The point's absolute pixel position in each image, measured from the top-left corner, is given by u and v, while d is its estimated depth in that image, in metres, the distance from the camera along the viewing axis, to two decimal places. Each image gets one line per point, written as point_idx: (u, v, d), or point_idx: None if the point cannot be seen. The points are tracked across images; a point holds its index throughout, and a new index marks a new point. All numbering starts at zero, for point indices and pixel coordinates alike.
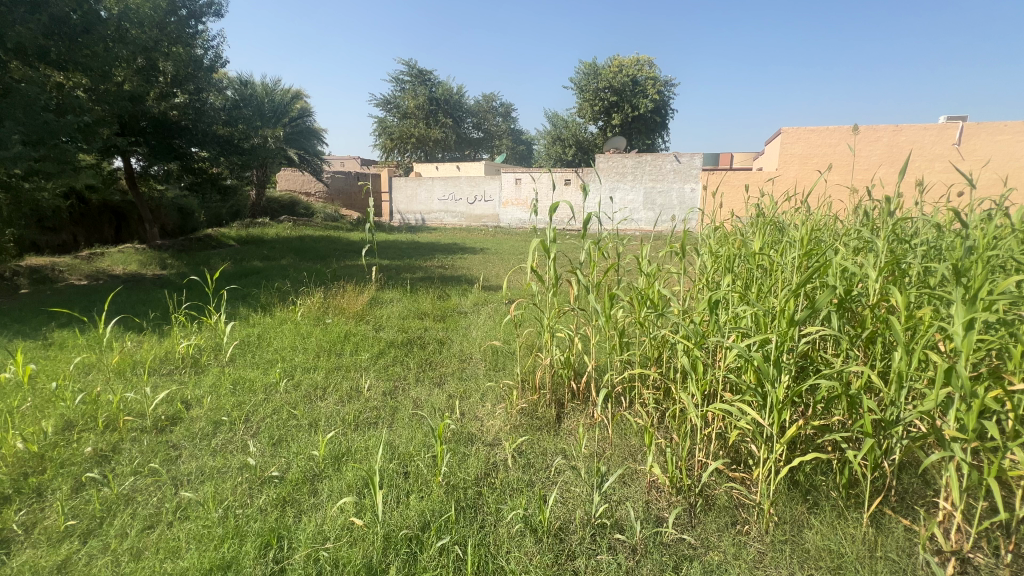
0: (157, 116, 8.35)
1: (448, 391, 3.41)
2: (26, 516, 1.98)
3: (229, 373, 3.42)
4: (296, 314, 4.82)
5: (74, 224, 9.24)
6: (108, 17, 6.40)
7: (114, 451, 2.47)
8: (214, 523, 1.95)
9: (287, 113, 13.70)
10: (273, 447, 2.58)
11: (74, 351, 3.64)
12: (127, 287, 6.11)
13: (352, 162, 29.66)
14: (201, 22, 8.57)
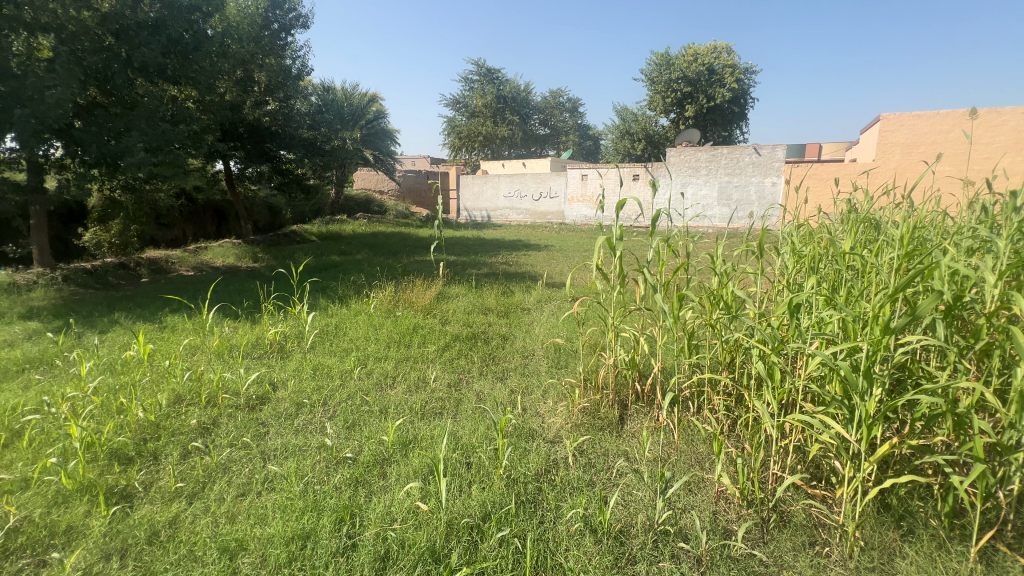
0: (252, 123, 9.16)
1: (510, 385, 3.47)
2: (145, 475, 2.27)
3: (310, 359, 3.69)
4: (370, 306, 5.10)
5: (184, 221, 10.42)
6: (214, 35, 7.12)
7: (213, 424, 2.77)
8: (296, 496, 2.13)
9: (364, 115, 14.47)
10: (347, 430, 2.76)
11: (183, 335, 4.11)
12: (226, 278, 6.78)
13: (422, 161, 30.84)
14: (291, 34, 9.28)
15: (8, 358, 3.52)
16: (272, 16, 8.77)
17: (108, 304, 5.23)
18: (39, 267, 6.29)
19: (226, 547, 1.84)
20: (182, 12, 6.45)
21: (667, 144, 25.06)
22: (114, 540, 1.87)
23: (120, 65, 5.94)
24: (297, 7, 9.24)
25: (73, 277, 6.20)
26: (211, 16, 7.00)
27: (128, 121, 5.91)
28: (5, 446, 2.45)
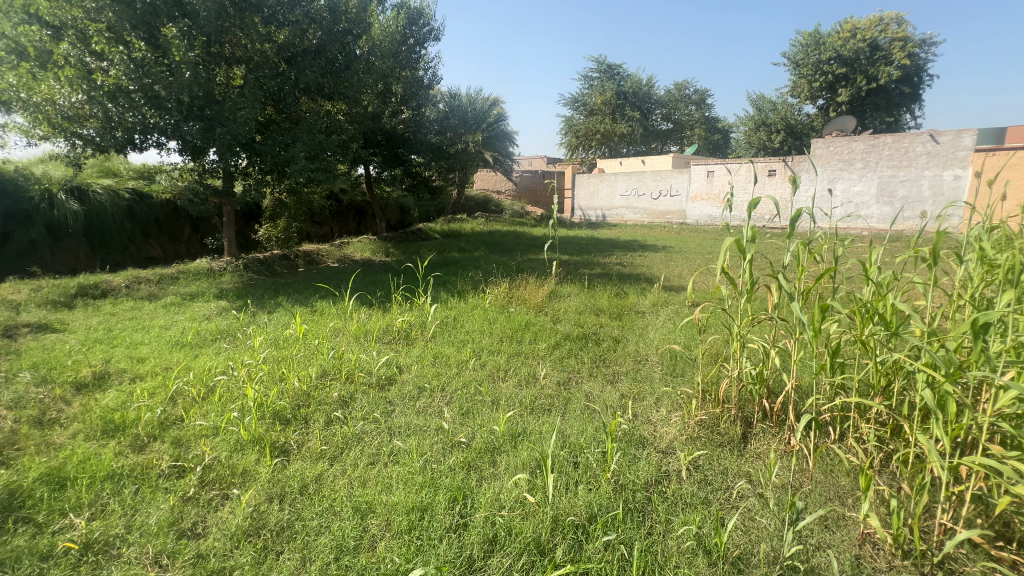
0: (389, 130, 10.16)
1: (621, 389, 3.38)
2: (299, 436, 2.67)
3: (431, 348, 4.00)
4: (486, 301, 5.35)
5: (332, 219, 11.97)
6: (361, 54, 8.08)
7: (351, 398, 3.15)
8: (416, 470, 2.34)
9: (486, 118, 15.12)
10: (462, 417, 2.94)
11: (329, 318, 4.73)
12: (363, 270, 7.63)
13: (539, 161, 31.37)
14: (424, 47, 10.13)
15: (207, 329, 4.38)
16: (409, 32, 9.68)
17: (275, 289, 6.23)
18: (228, 256, 7.69)
19: (358, 507, 2.08)
20: (338, 36, 7.48)
21: (812, 135, 22.18)
22: (275, 486, 2.22)
23: (290, 87, 7.04)
24: (431, 22, 10.07)
25: (251, 266, 7.47)
26: (359, 38, 7.96)
27: (295, 134, 6.96)
28: (203, 399, 3.05)
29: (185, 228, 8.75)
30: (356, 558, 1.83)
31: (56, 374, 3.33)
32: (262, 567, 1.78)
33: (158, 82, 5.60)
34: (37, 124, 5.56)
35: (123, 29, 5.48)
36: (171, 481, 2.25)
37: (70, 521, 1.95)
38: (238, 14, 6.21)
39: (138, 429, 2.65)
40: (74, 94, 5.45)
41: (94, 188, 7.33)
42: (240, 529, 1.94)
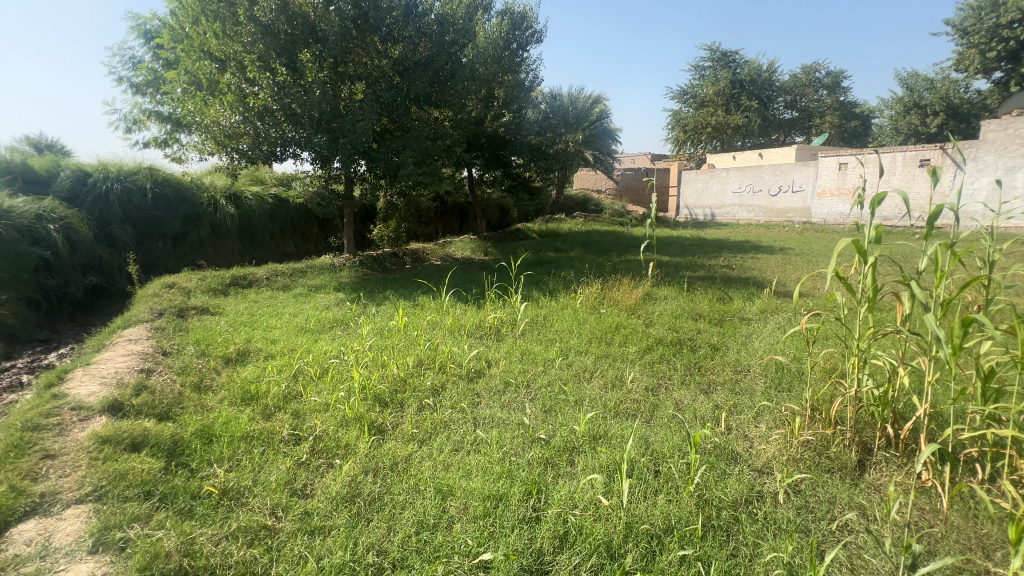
0: (492, 133, 10.37)
1: (716, 400, 3.15)
2: (394, 418, 2.91)
3: (520, 344, 4.09)
4: (576, 301, 5.32)
5: (436, 219, 12.76)
6: (467, 62, 8.50)
7: (442, 387, 3.35)
8: (495, 461, 2.43)
9: (588, 117, 14.82)
10: (544, 413, 2.98)
11: (428, 312, 5.06)
12: (462, 268, 8.01)
13: (642, 159, 30.29)
14: (527, 50, 10.32)
15: (325, 317, 4.95)
16: (512, 36, 9.89)
17: (384, 283, 6.82)
18: (347, 254, 8.58)
19: (440, 489, 2.21)
20: (445, 47, 7.86)
21: (984, 115, 18.48)
22: (371, 461, 2.45)
23: (402, 98, 7.59)
24: (534, 26, 10.30)
25: (365, 262, 8.26)
26: (465, 47, 8.35)
27: (404, 141, 7.52)
28: (318, 378, 3.46)
29: (314, 228, 9.93)
30: (434, 534, 1.95)
31: (212, 349, 4.02)
32: (354, 530, 1.98)
33: (295, 101, 6.46)
34: (208, 142, 6.71)
35: (271, 58, 6.37)
36: (288, 447, 2.59)
37: (212, 470, 2.35)
38: (359, 36, 7.01)
39: (267, 400, 3.10)
40: (233, 116, 6.42)
41: (246, 194, 8.65)
42: (340, 495, 2.18)
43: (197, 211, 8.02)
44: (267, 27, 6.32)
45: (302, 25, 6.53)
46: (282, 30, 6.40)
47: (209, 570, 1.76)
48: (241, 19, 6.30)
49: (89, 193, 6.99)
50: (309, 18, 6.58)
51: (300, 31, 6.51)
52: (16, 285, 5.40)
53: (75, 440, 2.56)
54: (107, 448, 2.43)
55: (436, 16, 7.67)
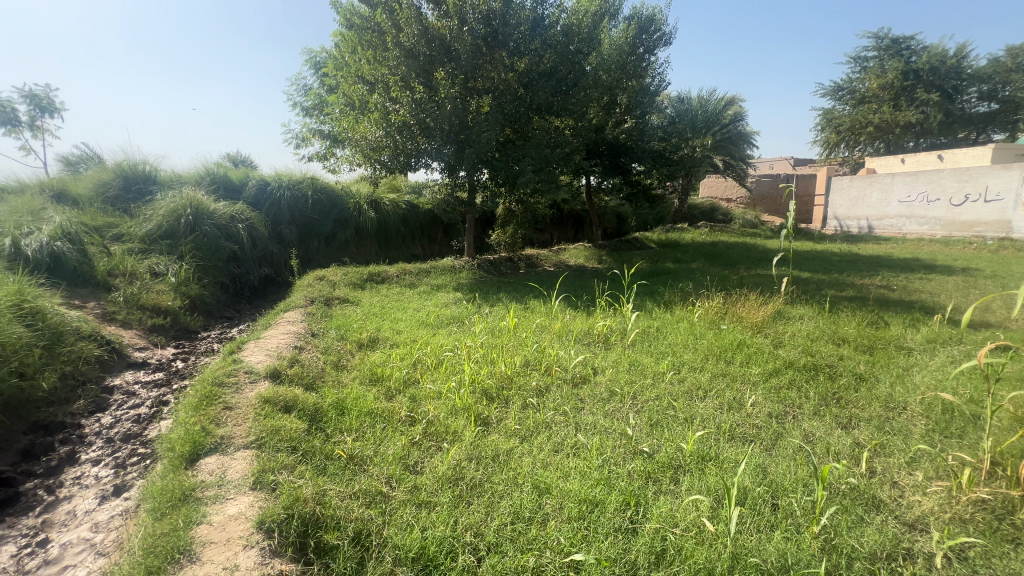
0: (612, 140, 10.25)
1: (856, 437, 2.73)
2: (499, 413, 3.04)
3: (628, 354, 3.98)
4: (693, 315, 4.99)
5: (552, 226, 12.99)
6: (590, 70, 8.54)
7: (546, 389, 3.39)
8: (594, 467, 2.40)
9: (719, 120, 13.82)
10: (650, 427, 2.86)
11: (538, 315, 5.17)
12: (575, 275, 8.02)
13: (783, 164, 27.31)
14: (653, 54, 10.07)
15: (444, 314, 5.33)
16: (639, 41, 9.72)
17: (499, 286, 7.12)
18: (467, 257, 9.14)
19: (537, 485, 2.25)
20: (569, 57, 8.01)
21: None
22: (475, 450, 2.59)
23: (524, 108, 7.98)
24: (662, 28, 10.01)
25: (482, 265, 8.71)
26: (589, 55, 8.41)
27: (524, 150, 7.78)
28: (434, 368, 3.75)
29: (439, 232, 10.75)
30: (528, 527, 2.00)
31: (349, 334, 4.59)
32: (455, 510, 2.11)
33: (429, 115, 7.08)
34: (357, 155, 7.69)
35: (411, 78, 7.09)
36: (404, 426, 2.85)
37: (342, 437, 2.69)
38: (488, 52, 7.43)
39: (390, 383, 3.45)
40: (377, 131, 7.23)
41: (385, 200, 9.70)
42: (445, 476, 2.34)
43: (345, 215, 9.22)
44: (409, 51, 7.03)
45: (439, 46, 7.14)
46: (422, 52, 7.08)
47: (335, 520, 2.02)
48: (388, 46, 7.10)
49: (267, 199, 8.49)
50: (446, 39, 7.15)
51: (437, 52, 7.14)
52: (214, 271, 6.77)
53: (246, 398, 3.13)
54: (267, 407, 2.92)
55: (562, 27, 7.90)
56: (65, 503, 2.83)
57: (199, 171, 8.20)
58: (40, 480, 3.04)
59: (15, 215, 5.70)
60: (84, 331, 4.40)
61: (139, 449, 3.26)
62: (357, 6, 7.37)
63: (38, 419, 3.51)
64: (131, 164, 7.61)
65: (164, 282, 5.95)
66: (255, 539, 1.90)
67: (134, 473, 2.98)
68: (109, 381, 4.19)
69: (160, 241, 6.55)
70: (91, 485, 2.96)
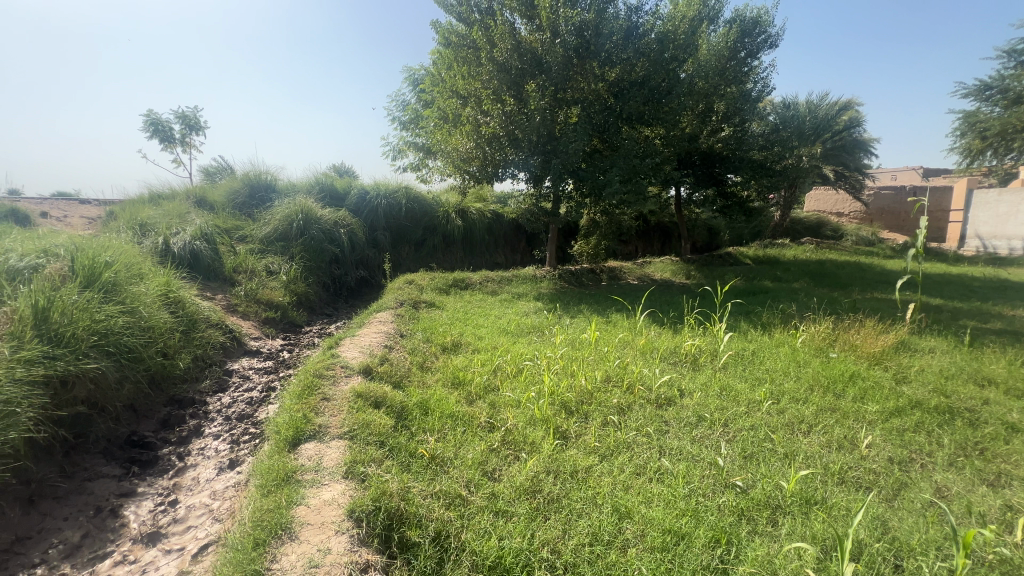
0: (706, 150, 9.75)
1: (1007, 498, 2.30)
2: (578, 428, 2.97)
3: (719, 378, 3.69)
4: (795, 340, 4.53)
5: (637, 238, 12.62)
6: (685, 77, 8.20)
7: (628, 407, 3.26)
8: (679, 496, 2.25)
9: (830, 127, 12.40)
10: (743, 459, 2.64)
11: (621, 330, 5.01)
12: (661, 289, 7.69)
13: (908, 174, 24.16)
14: (756, 58, 9.49)
15: (524, 323, 5.36)
16: (740, 44, 9.19)
17: (580, 297, 7.04)
18: (549, 267, 9.15)
19: (617, 508, 2.17)
20: (663, 64, 7.73)
21: None
22: (553, 463, 2.55)
23: (614, 118, 7.85)
24: (767, 29, 9.38)
25: (564, 276, 8.66)
26: (685, 61, 8.07)
27: (612, 160, 7.63)
28: (513, 376, 3.76)
29: (522, 241, 10.91)
30: (607, 551, 1.93)
31: (434, 337, 4.78)
32: (532, 523, 2.09)
33: (518, 127, 7.23)
34: (448, 166, 8.05)
35: (503, 91, 7.27)
36: (484, 432, 2.89)
37: (425, 437, 2.79)
38: (579, 63, 7.41)
39: (471, 387, 3.53)
40: (468, 143, 7.53)
41: (472, 209, 10.04)
42: (523, 487, 2.33)
43: (435, 223, 9.68)
44: (502, 65, 7.23)
45: (531, 59, 7.24)
46: (514, 66, 7.24)
47: (418, 517, 2.09)
48: (482, 61, 7.36)
49: (366, 207, 9.16)
50: (537, 52, 7.26)
51: (529, 65, 7.24)
52: (318, 272, 7.44)
53: (341, 391, 3.37)
54: (359, 401, 3.12)
55: (657, 35, 7.63)
56: (191, 470, 3.23)
57: (310, 180, 9.07)
58: (173, 447, 3.51)
59: (166, 218, 6.70)
60: (213, 320, 5.03)
61: (251, 428, 3.64)
62: (454, 25, 7.76)
63: (174, 394, 4.06)
64: (257, 174, 8.62)
65: (278, 280, 6.64)
66: (346, 526, 2.02)
67: (245, 450, 3.33)
68: (230, 365, 4.74)
69: (275, 244, 7.34)
70: (211, 456, 3.36)
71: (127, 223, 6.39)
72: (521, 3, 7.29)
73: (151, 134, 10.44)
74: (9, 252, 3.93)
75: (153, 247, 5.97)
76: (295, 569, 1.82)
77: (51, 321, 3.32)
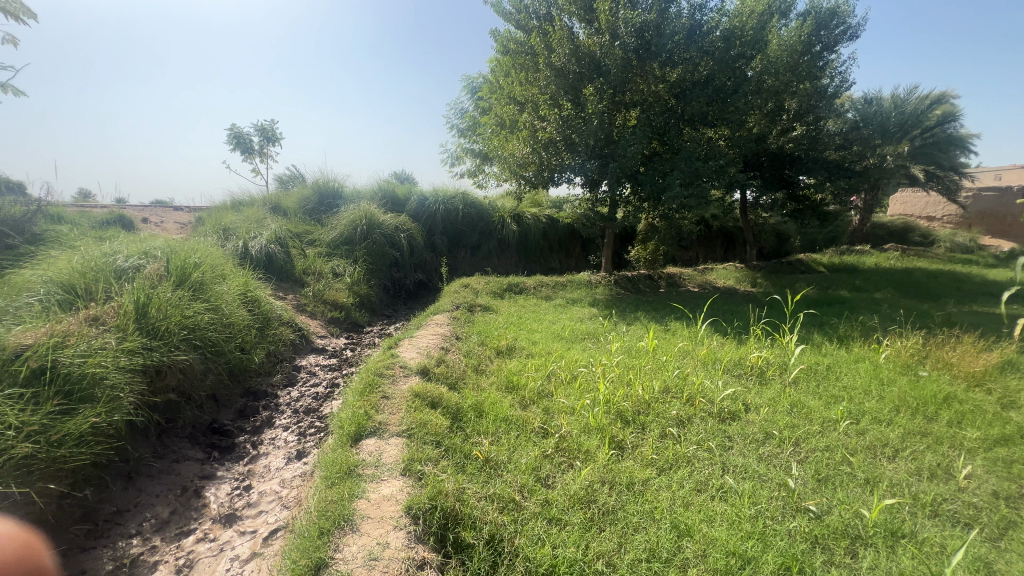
0: (776, 151, 9.22)
1: None
2: (634, 438, 2.88)
3: (789, 394, 3.45)
4: (878, 356, 4.15)
5: (698, 244, 12.13)
6: (753, 75, 7.81)
7: (688, 420, 3.12)
8: (745, 517, 2.12)
9: (922, 122, 11.40)
10: (817, 482, 2.44)
11: (680, 339, 4.82)
12: (723, 298, 7.34)
13: (1013, 173, 21.66)
14: (833, 52, 8.90)
15: (579, 329, 5.30)
16: (815, 38, 8.63)
17: (637, 304, 6.86)
18: (605, 272, 9.00)
19: (677, 525, 2.08)
20: (729, 63, 7.42)
21: None
22: (609, 473, 2.49)
23: (675, 120, 7.61)
24: (846, 20, 8.76)
25: (620, 282, 8.48)
26: (753, 59, 7.72)
27: (673, 163, 7.39)
28: (568, 383, 3.72)
29: (577, 247, 10.82)
30: (666, 570, 1.86)
31: (489, 341, 4.83)
32: (587, 534, 2.05)
33: (574, 131, 7.10)
34: (505, 172, 8.15)
35: (560, 96, 7.26)
36: (538, 438, 2.87)
37: (479, 439, 2.82)
38: (640, 65, 7.24)
39: (525, 392, 3.53)
40: (525, 148, 7.58)
41: (527, 214, 10.09)
42: (577, 495, 2.29)
43: (490, 228, 9.83)
44: (560, 70, 7.21)
45: (590, 63, 7.17)
46: (572, 71, 7.21)
47: (472, 518, 2.12)
48: (540, 67, 7.40)
49: (425, 213, 9.46)
50: (596, 56, 7.16)
51: (587, 69, 7.19)
52: (380, 274, 7.77)
53: (400, 389, 3.48)
54: (417, 401, 3.21)
55: (723, 32, 7.34)
56: (263, 458, 3.46)
57: (373, 187, 9.49)
58: (248, 435, 3.78)
59: (246, 223, 7.25)
60: (284, 318, 5.38)
61: (317, 422, 3.85)
62: (513, 32, 7.88)
63: (250, 386, 4.37)
64: (326, 182, 9.14)
65: (342, 281, 7.00)
66: (403, 522, 2.08)
67: (311, 443, 3.53)
68: (298, 361, 5.04)
69: (341, 247, 7.74)
70: (281, 446, 3.58)
71: (213, 228, 6.98)
72: (580, 7, 7.26)
73: (234, 147, 11.38)
74: (117, 254, 4.40)
75: (234, 250, 6.48)
76: (356, 560, 1.89)
77: (150, 316, 3.68)
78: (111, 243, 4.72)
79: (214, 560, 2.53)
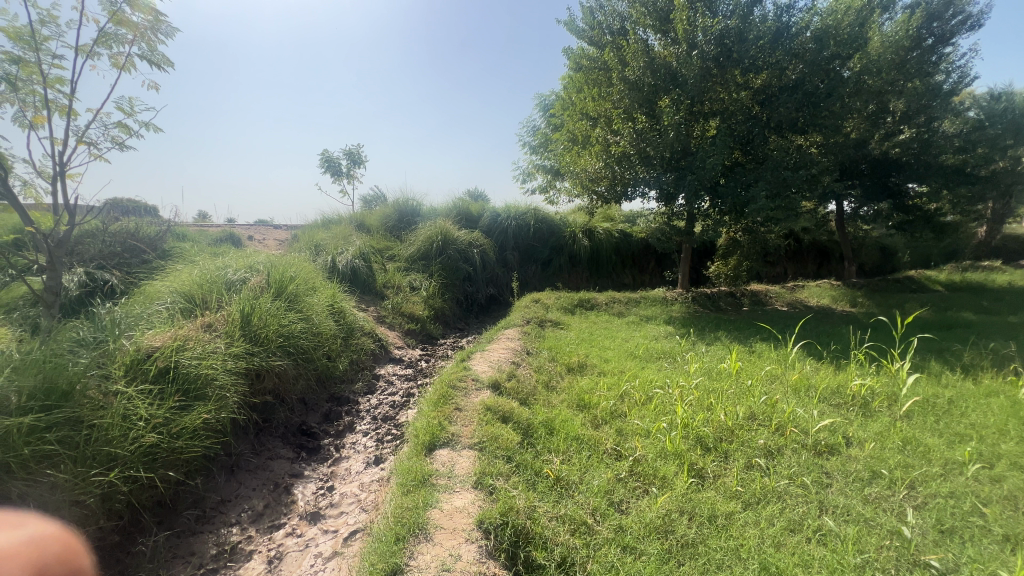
0: (878, 156, 8.31)
1: None
2: (716, 467, 2.69)
3: (902, 429, 3.04)
4: (1017, 391, 3.54)
5: (787, 259, 11.24)
6: (850, 76, 7.18)
7: (778, 451, 2.86)
8: (849, 566, 1.90)
9: None
10: (938, 533, 2.13)
11: (767, 361, 4.46)
12: (817, 318, 6.71)
13: None
14: (950, 44, 8.00)
15: (654, 348, 5.08)
16: (926, 30, 7.82)
17: (717, 323, 6.46)
18: (682, 289, 8.61)
19: (766, 567, 1.91)
20: (822, 65, 6.89)
21: None
22: (688, 503, 2.34)
23: (760, 127, 7.10)
24: (965, 9, 7.85)
25: (698, 299, 8.07)
26: (851, 58, 7.04)
27: (757, 174, 6.95)
28: (642, 404, 3.55)
29: (651, 262, 10.47)
30: None
31: (560, 357, 4.79)
32: (665, 566, 1.94)
33: (650, 144, 6.95)
34: (577, 187, 8.12)
35: (634, 109, 7.14)
36: (611, 459, 2.78)
37: (550, 457, 2.78)
38: (719, 72, 6.90)
39: (596, 411, 3.44)
40: (597, 163, 7.51)
41: (599, 229, 9.96)
42: (653, 524, 2.18)
43: (562, 243, 9.83)
44: (634, 83, 7.10)
45: (666, 74, 6.95)
46: (647, 83, 7.04)
47: (543, 538, 2.09)
48: (614, 81, 7.36)
49: (497, 228, 9.66)
50: (672, 67, 6.94)
51: (662, 80, 6.98)
52: (453, 289, 8.04)
53: (472, 402, 3.54)
54: (488, 414, 3.25)
55: (814, 32, 6.80)
56: (344, 461, 3.67)
57: (448, 204, 9.87)
58: (332, 439, 4.02)
59: (334, 240, 7.84)
60: (366, 329, 5.70)
61: (394, 429, 4.02)
62: (586, 49, 7.95)
63: (334, 392, 4.65)
64: (405, 200, 9.66)
65: (419, 294, 7.32)
66: (475, 536, 2.09)
67: (388, 449, 3.68)
68: (378, 370, 5.31)
69: (417, 262, 8.11)
70: (361, 451, 3.78)
71: (306, 244, 7.63)
72: (654, 19, 7.14)
73: (325, 169, 12.40)
74: (227, 268, 4.94)
75: (323, 264, 7.04)
76: (430, 570, 1.93)
77: (252, 324, 4.09)
78: (223, 258, 5.32)
79: (300, 555, 2.70)
